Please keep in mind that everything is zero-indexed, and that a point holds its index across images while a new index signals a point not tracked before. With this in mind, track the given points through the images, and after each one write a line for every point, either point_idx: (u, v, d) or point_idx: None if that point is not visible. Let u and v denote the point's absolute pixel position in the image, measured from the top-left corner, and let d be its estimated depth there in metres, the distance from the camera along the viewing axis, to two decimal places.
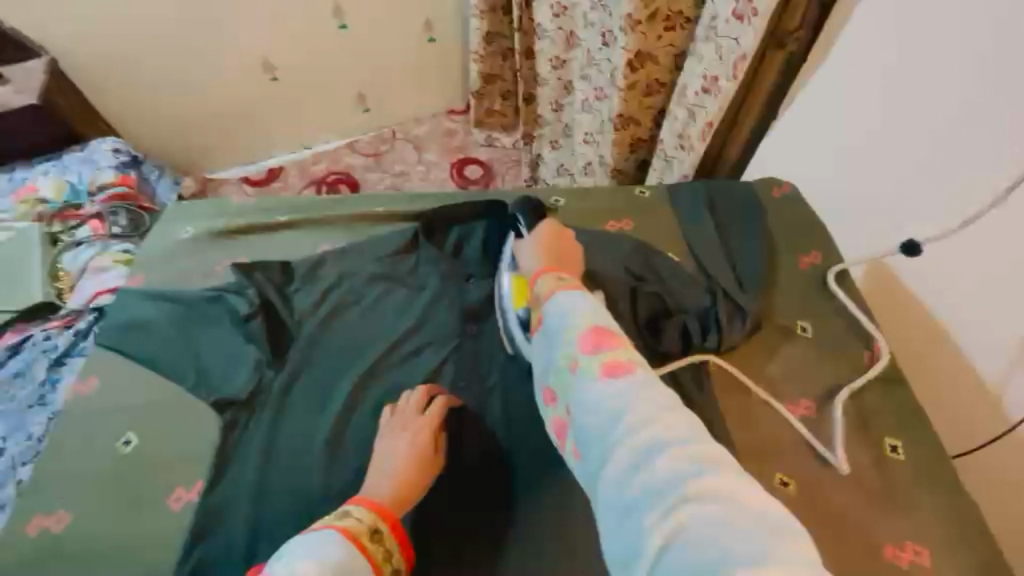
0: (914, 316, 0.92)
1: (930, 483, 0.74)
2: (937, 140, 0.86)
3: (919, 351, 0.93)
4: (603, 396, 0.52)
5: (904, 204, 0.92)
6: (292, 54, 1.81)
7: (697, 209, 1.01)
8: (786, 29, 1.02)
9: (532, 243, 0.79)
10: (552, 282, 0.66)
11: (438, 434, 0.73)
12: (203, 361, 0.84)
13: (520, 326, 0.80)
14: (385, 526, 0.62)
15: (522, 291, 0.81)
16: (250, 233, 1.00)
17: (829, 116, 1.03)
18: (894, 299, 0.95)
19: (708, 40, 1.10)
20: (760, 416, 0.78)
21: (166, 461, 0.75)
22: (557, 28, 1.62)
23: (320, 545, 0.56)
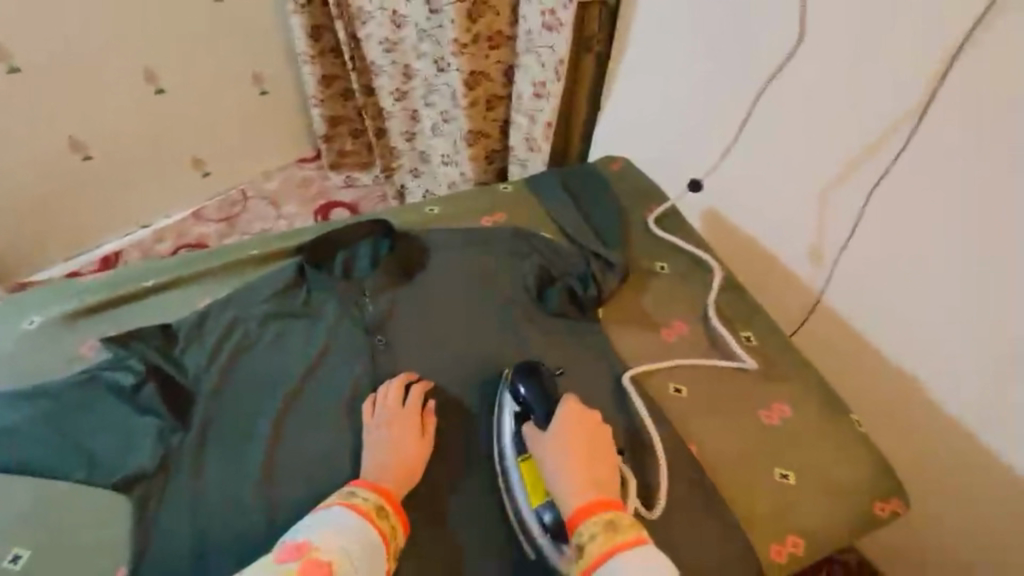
0: (738, 239, 1.14)
1: (780, 357, 0.92)
2: (727, 103, 1.06)
3: (751, 269, 1.14)
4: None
5: (687, 151, 1.16)
6: (106, 127, 1.67)
7: (555, 192, 1.15)
8: (588, 35, 1.23)
9: (561, 449, 0.74)
10: (607, 540, 0.67)
11: (423, 417, 0.80)
12: (92, 448, 0.76)
13: (540, 527, 0.73)
14: (388, 504, 0.71)
15: (539, 487, 0.75)
16: (114, 306, 0.93)
17: (640, 97, 1.20)
18: (715, 231, 1.16)
19: (529, 51, 1.26)
20: (647, 343, 0.93)
21: (74, 561, 0.68)
22: (392, 63, 1.71)
23: (337, 517, 0.67)
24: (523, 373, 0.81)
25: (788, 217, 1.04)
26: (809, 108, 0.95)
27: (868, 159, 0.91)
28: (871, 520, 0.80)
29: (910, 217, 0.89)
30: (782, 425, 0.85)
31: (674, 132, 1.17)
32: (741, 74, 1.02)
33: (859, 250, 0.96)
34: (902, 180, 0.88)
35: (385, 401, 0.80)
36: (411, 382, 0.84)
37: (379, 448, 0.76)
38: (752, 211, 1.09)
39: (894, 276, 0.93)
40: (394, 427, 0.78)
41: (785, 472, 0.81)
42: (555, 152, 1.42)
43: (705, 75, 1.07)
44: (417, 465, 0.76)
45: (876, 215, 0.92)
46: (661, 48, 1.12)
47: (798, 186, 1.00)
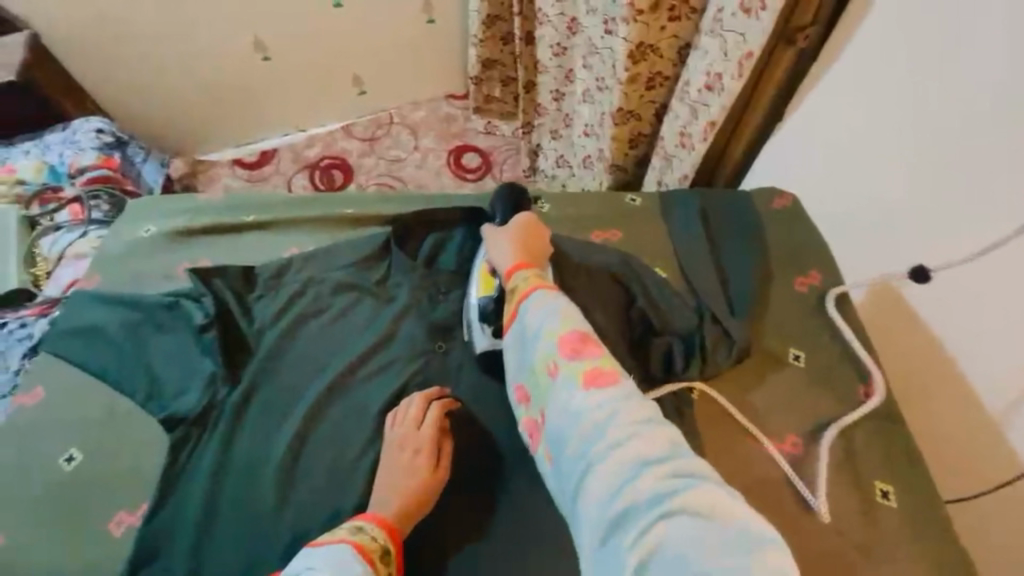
0: (909, 343, 0.88)
1: (919, 535, 0.69)
2: (969, 175, 0.76)
3: (923, 395, 0.86)
4: (581, 402, 0.55)
5: (905, 226, 0.86)
6: (285, 33, 1.72)
7: (689, 222, 0.94)
8: (796, 26, 0.93)
9: (511, 234, 0.77)
10: (532, 281, 0.68)
11: (436, 445, 0.71)
12: (155, 374, 0.79)
13: (478, 312, 0.79)
14: (393, 547, 0.63)
15: (487, 277, 0.81)
16: (214, 232, 0.95)
17: (849, 127, 0.93)
18: (877, 310, 0.92)
19: (713, 34, 1.01)
20: (743, 450, 0.74)
21: (114, 478, 0.72)
22: (559, 14, 1.53)
23: (341, 559, 0.58)
24: (501, 192, 0.88)
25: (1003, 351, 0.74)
26: None
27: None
28: None
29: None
30: None
31: (878, 186, 0.90)
32: (1014, 139, 0.71)
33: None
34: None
35: (408, 423, 0.73)
36: (433, 400, 0.75)
37: (395, 477, 0.69)
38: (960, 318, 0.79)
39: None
40: (406, 450, 0.71)
41: None
42: (706, 165, 1.19)
43: (973, 135, 0.75)
44: (424, 499, 0.68)
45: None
46: (926, 84, 0.80)
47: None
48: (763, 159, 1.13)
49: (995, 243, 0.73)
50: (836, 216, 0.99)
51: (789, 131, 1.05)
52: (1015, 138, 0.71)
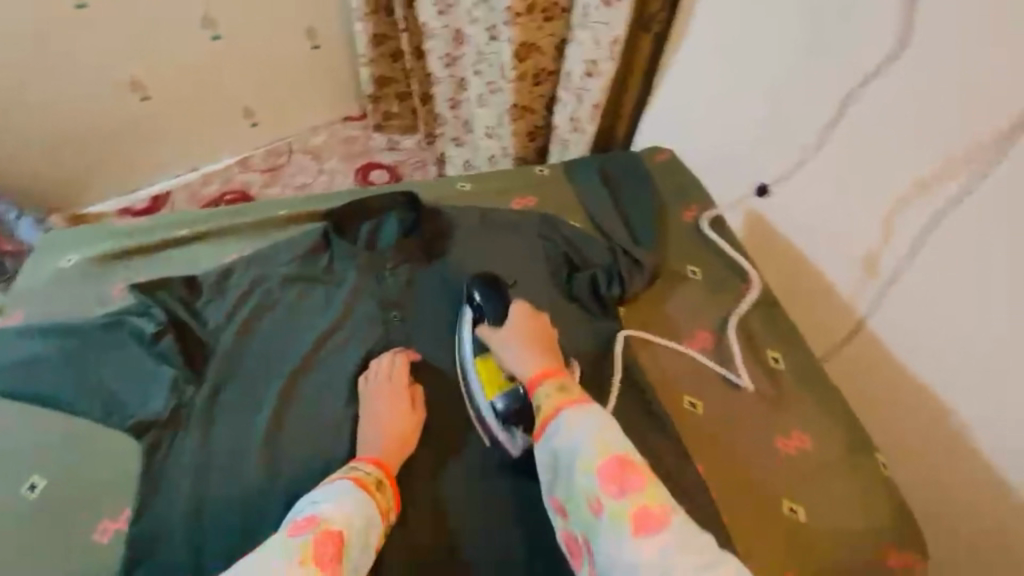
0: (783, 257, 1.07)
1: (807, 383, 0.86)
2: (789, 111, 0.99)
3: (796, 296, 1.07)
4: (634, 550, 0.59)
5: (755, 156, 1.07)
6: (164, 70, 1.69)
7: (591, 181, 1.10)
8: (649, 13, 1.14)
9: (517, 338, 0.78)
10: (556, 399, 0.71)
11: (412, 391, 0.80)
12: (112, 390, 0.79)
13: (497, 417, 0.77)
14: (387, 480, 0.72)
15: (492, 380, 0.79)
16: (145, 252, 0.95)
17: (698, 91, 1.15)
18: (755, 238, 1.12)
19: (584, 27, 1.17)
20: (667, 350, 0.89)
21: (87, 495, 0.72)
22: (443, 27, 1.67)
23: (341, 490, 0.68)
24: (478, 285, 0.86)
25: (840, 241, 0.96)
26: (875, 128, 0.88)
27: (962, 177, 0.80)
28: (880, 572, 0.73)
29: (998, 247, 0.78)
30: (800, 458, 0.79)
31: (729, 134, 1.11)
32: (811, 79, 0.95)
33: (924, 279, 0.86)
34: (998, 199, 0.77)
35: (381, 379, 0.80)
36: (400, 357, 0.84)
37: (379, 422, 0.76)
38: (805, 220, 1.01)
39: (957, 311, 0.83)
40: (383, 398, 0.78)
41: (795, 506, 0.75)
42: (602, 133, 1.35)
43: (783, 79, 0.99)
44: (410, 435, 0.77)
45: (947, 241, 0.83)
46: (746, 40, 1.03)
47: (871, 207, 0.91)
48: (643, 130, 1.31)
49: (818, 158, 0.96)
50: (705, 164, 1.18)
51: (656, 103, 1.25)
52: (813, 78, 0.95)
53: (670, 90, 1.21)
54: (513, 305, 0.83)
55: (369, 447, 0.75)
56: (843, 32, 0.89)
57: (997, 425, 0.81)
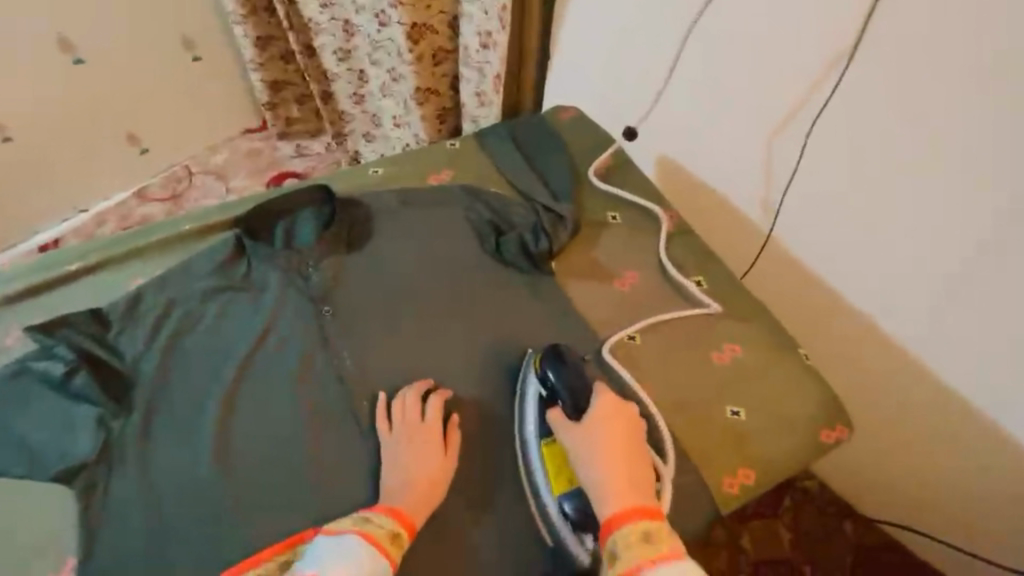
0: (698, 193, 1.17)
1: (730, 297, 0.93)
2: (668, 52, 1.07)
3: (716, 226, 1.17)
4: None
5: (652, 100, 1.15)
6: (25, 104, 1.53)
7: (503, 146, 1.11)
8: None
9: (599, 444, 0.72)
10: (637, 550, 0.64)
11: (441, 429, 0.77)
12: (26, 441, 0.72)
13: (568, 517, 0.73)
14: (405, 532, 0.70)
15: (564, 477, 0.74)
16: (37, 292, 0.87)
17: (588, 49, 1.20)
18: (668, 180, 1.20)
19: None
20: (601, 293, 0.93)
21: (23, 552, 0.67)
22: (331, 20, 1.62)
23: (351, 551, 0.65)
24: (559, 372, 0.78)
25: (735, 163, 1.07)
26: (743, 55, 0.98)
27: (824, 89, 0.92)
28: (816, 451, 0.81)
29: (856, 143, 0.92)
30: (735, 364, 0.85)
31: (623, 83, 1.18)
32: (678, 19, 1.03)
33: (806, 181, 1.00)
34: (852, 102, 0.90)
35: (404, 418, 0.77)
36: (428, 391, 0.81)
37: (400, 463, 0.74)
38: (702, 152, 1.12)
39: (835, 203, 0.98)
40: (411, 440, 0.76)
41: (737, 409, 0.82)
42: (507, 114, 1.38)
43: (656, 23, 1.06)
44: (440, 482, 0.74)
45: (819, 144, 0.95)
46: None
47: (760, 127, 1.01)
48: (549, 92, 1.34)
49: (701, 90, 1.06)
50: (608, 115, 1.24)
51: (555, 68, 1.29)
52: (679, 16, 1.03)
53: (565, 56, 1.25)
54: (596, 396, 0.76)
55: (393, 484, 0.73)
56: None
57: (878, 284, 0.99)
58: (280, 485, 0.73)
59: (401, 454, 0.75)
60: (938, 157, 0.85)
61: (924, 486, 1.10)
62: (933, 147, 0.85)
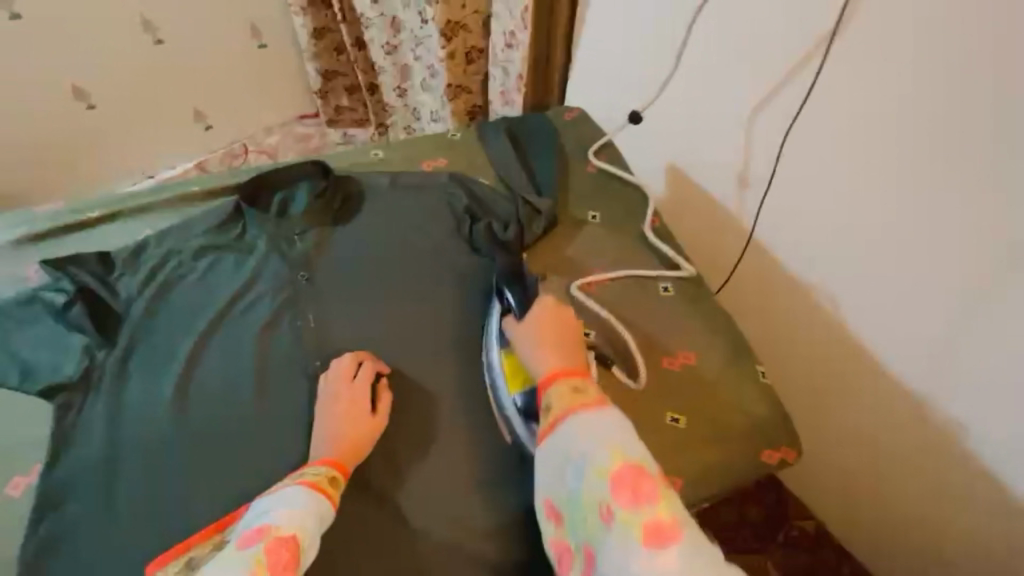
0: (698, 202, 1.21)
1: (694, 306, 0.92)
2: (665, 70, 1.17)
3: (714, 238, 1.21)
4: (640, 560, 0.58)
5: (664, 103, 1.20)
6: (108, 76, 1.70)
7: (499, 141, 1.13)
8: None
9: (538, 331, 0.77)
10: (572, 400, 0.70)
11: (371, 396, 0.80)
12: (23, 359, 0.82)
13: (522, 415, 0.78)
14: (340, 475, 0.73)
15: (516, 376, 0.80)
16: (60, 233, 0.98)
17: (601, 57, 1.29)
18: (676, 185, 1.25)
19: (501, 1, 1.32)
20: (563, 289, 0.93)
21: (5, 452, 0.77)
22: (379, 15, 1.69)
23: (294, 498, 0.68)
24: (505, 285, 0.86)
25: (729, 168, 1.12)
26: (733, 72, 1.05)
27: (799, 99, 0.98)
28: (757, 466, 0.80)
29: (819, 151, 0.98)
30: (685, 372, 0.85)
31: (630, 92, 1.27)
32: (671, 35, 1.13)
33: (779, 185, 1.05)
34: (820, 114, 0.96)
35: (337, 381, 0.81)
36: (362, 359, 0.83)
37: (330, 426, 0.77)
38: (706, 155, 1.16)
39: (804, 208, 1.03)
40: (346, 399, 0.79)
41: (677, 415, 0.81)
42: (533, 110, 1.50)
43: (657, 40, 1.16)
44: (366, 441, 0.77)
45: (794, 152, 1.01)
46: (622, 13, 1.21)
47: (753, 134, 1.06)
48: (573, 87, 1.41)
49: (693, 104, 1.14)
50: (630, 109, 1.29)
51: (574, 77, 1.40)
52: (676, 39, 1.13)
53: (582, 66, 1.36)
54: (535, 301, 0.81)
55: (324, 437, 0.77)
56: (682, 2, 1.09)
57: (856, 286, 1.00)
58: (230, 428, 0.79)
59: (332, 416, 0.78)
60: (888, 167, 0.91)
61: (903, 513, 1.09)
62: (891, 146, 0.90)
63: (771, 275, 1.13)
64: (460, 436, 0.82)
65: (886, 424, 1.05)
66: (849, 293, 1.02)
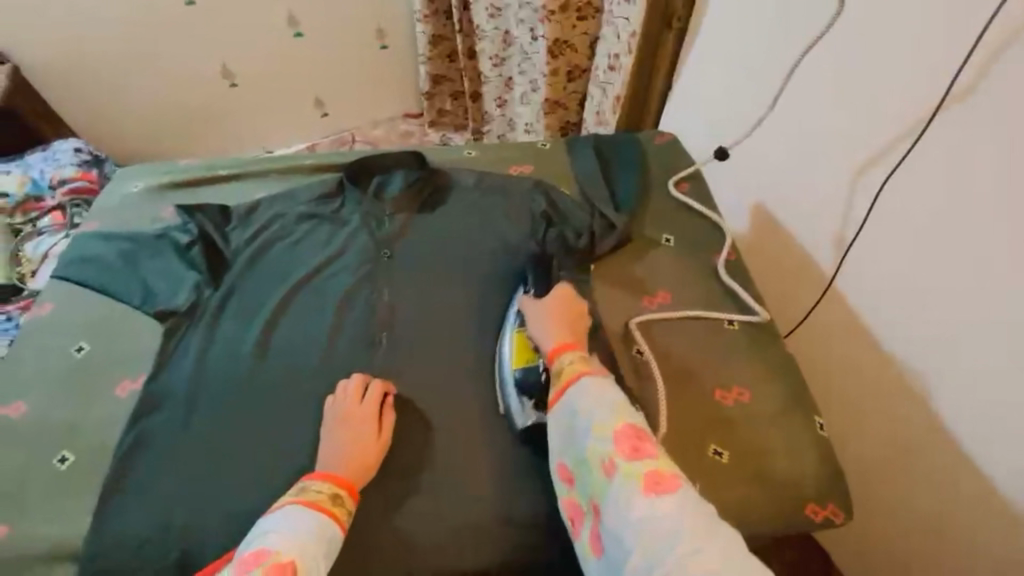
0: (783, 246, 1.17)
1: (757, 344, 0.90)
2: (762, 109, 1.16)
3: (792, 285, 1.17)
4: (645, 506, 0.63)
5: (758, 140, 1.18)
6: (252, 60, 1.94)
7: (586, 155, 1.16)
8: (672, 14, 1.32)
9: (552, 312, 0.84)
10: (580, 365, 0.76)
11: (377, 419, 0.81)
12: (148, 284, 0.96)
13: (517, 386, 0.83)
14: (344, 492, 0.74)
15: (522, 348, 0.85)
16: (194, 184, 1.14)
17: (702, 88, 1.31)
18: (759, 223, 1.22)
19: (608, 23, 1.37)
20: (626, 307, 0.94)
21: (119, 360, 0.89)
22: (494, 29, 1.79)
23: (292, 521, 0.69)
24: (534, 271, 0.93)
25: (822, 213, 1.07)
26: (839, 118, 1.01)
27: (903, 146, 0.91)
28: (798, 518, 0.76)
29: (915, 207, 0.91)
30: (735, 409, 0.82)
31: (725, 126, 1.27)
32: (778, 76, 1.11)
33: (869, 235, 0.99)
34: (921, 170, 0.89)
35: (341, 403, 0.81)
36: (369, 382, 0.84)
37: (337, 445, 0.78)
38: (796, 199, 1.12)
39: (893, 261, 0.96)
40: (352, 421, 0.79)
41: (720, 450, 0.79)
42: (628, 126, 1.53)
43: (760, 78, 1.15)
44: (371, 462, 0.77)
45: (889, 201, 0.95)
46: (730, 48, 1.21)
47: (847, 178, 1.01)
48: (668, 113, 1.44)
49: (789, 148, 1.11)
50: (722, 141, 1.29)
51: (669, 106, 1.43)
52: (778, 81, 1.11)
53: (679, 94, 1.39)
54: (558, 285, 0.90)
55: (332, 456, 0.77)
56: (793, 44, 1.07)
57: (940, 366, 0.92)
58: (299, 376, 0.87)
59: (337, 436, 0.78)
60: (995, 246, 0.82)
61: None
62: (998, 224, 0.81)
63: (850, 336, 1.06)
64: (499, 427, 0.84)
65: (973, 513, 0.92)
66: (930, 361, 0.93)
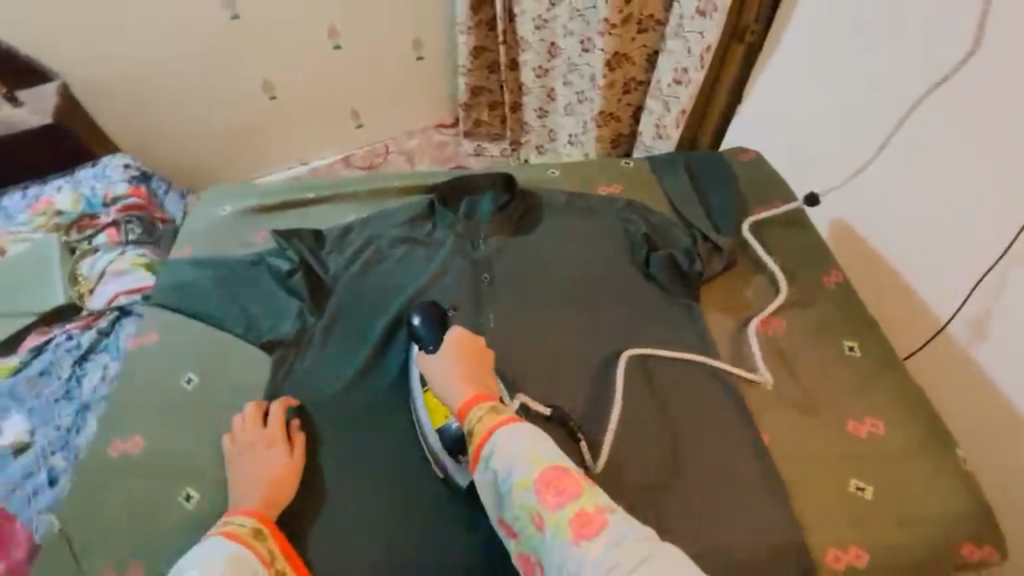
0: (875, 262, 1.15)
1: (884, 371, 0.88)
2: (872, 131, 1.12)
3: (886, 301, 1.14)
4: (579, 556, 0.59)
5: (857, 155, 1.15)
6: (293, 74, 1.94)
7: (674, 173, 1.15)
8: (744, 27, 1.30)
9: (450, 361, 0.76)
10: (490, 417, 0.69)
11: (286, 441, 0.80)
12: (250, 312, 0.95)
13: (448, 451, 0.77)
14: (267, 528, 0.72)
15: (436, 410, 0.80)
16: (280, 208, 1.13)
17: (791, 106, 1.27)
18: (845, 240, 1.20)
19: (677, 36, 1.36)
20: (734, 333, 0.93)
21: (229, 391, 0.88)
22: (540, 40, 1.78)
23: (210, 550, 0.67)
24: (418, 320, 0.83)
25: (938, 234, 1.03)
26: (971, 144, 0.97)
27: None
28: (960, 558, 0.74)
29: None
30: (873, 441, 0.81)
31: (820, 145, 1.22)
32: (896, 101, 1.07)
33: (1007, 262, 0.94)
34: None
35: (251, 436, 0.80)
36: (266, 407, 0.84)
37: (257, 472, 0.77)
38: (899, 218, 1.09)
39: None
40: (267, 450, 0.79)
41: (862, 484, 0.77)
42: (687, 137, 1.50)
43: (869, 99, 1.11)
44: (286, 485, 0.77)
45: None
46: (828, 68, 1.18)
47: (976, 198, 0.97)
48: (743, 129, 1.40)
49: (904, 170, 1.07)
50: (808, 158, 1.25)
51: (743, 121, 1.39)
52: (894, 103, 1.07)
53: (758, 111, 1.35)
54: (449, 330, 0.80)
55: (247, 485, 0.76)
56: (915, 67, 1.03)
57: None
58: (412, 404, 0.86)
59: (253, 468, 0.78)
60: None
61: None
62: None
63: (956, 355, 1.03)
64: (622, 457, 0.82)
65: None
66: None
